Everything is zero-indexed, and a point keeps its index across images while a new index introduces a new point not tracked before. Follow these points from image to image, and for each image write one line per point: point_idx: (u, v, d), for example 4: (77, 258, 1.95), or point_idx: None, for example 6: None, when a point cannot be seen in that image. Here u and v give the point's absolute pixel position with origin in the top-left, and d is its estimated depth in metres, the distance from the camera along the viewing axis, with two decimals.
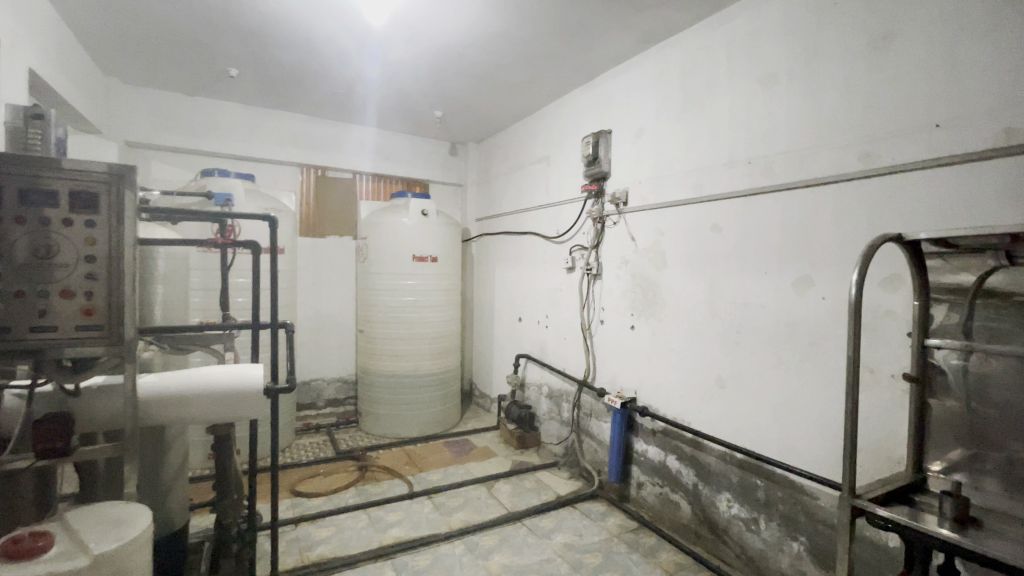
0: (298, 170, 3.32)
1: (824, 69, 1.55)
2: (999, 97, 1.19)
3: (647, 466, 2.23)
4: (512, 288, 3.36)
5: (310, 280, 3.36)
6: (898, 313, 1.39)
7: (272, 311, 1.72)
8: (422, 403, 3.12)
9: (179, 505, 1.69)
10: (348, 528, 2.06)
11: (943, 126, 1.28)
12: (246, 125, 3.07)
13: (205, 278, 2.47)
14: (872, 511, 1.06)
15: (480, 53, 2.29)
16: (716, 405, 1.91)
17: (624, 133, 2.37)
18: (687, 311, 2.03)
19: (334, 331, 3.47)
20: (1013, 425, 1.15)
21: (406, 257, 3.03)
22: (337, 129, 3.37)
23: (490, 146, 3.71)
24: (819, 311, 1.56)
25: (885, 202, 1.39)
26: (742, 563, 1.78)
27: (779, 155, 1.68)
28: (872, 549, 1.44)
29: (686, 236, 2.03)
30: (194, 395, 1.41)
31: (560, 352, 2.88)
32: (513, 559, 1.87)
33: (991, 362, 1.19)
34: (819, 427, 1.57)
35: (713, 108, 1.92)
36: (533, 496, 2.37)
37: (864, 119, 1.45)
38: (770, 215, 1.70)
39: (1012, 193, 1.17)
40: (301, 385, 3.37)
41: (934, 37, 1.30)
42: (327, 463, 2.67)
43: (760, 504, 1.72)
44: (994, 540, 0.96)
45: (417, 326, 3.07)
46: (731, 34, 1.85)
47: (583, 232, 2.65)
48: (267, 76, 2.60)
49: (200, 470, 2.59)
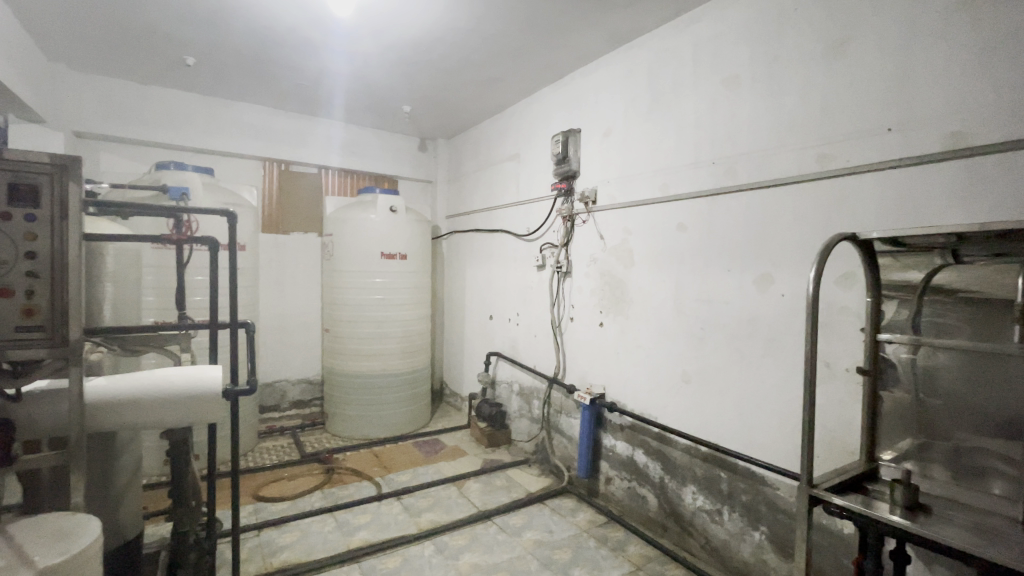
0: (261, 164, 3.21)
1: (786, 72, 1.59)
2: (947, 103, 1.25)
3: (615, 461, 2.26)
4: (482, 286, 3.35)
5: (273, 278, 3.25)
6: (852, 310, 1.45)
7: (231, 310, 1.65)
8: (391, 403, 3.07)
9: (130, 514, 1.61)
10: (314, 533, 2.00)
11: (894, 130, 1.34)
12: (204, 116, 2.94)
13: (160, 275, 2.36)
14: (828, 500, 1.11)
15: (449, 48, 2.26)
16: (681, 400, 1.95)
17: (593, 132, 2.39)
18: (655, 308, 2.07)
19: (298, 331, 3.37)
20: (959, 415, 1.22)
21: (374, 255, 2.97)
22: (301, 122, 3.27)
23: (460, 142, 3.67)
24: (779, 308, 1.61)
25: (841, 203, 1.45)
26: (707, 554, 1.83)
27: (742, 156, 1.72)
28: (828, 537, 1.50)
29: (653, 235, 2.06)
30: (148, 398, 1.35)
31: (530, 350, 2.88)
32: (483, 558, 1.86)
33: (938, 356, 1.27)
34: (778, 421, 1.62)
35: (679, 109, 1.95)
36: (504, 494, 2.37)
37: (822, 121, 1.50)
38: (733, 214, 1.75)
39: (959, 195, 1.23)
40: (264, 387, 3.26)
41: (887, 44, 1.36)
42: (292, 467, 2.60)
43: (723, 495, 1.77)
44: (941, 525, 1.01)
45: (385, 325, 3.02)
46: (696, 37, 1.88)
47: (553, 231, 2.66)
48: (226, 65, 2.49)
49: (155, 476, 2.47)
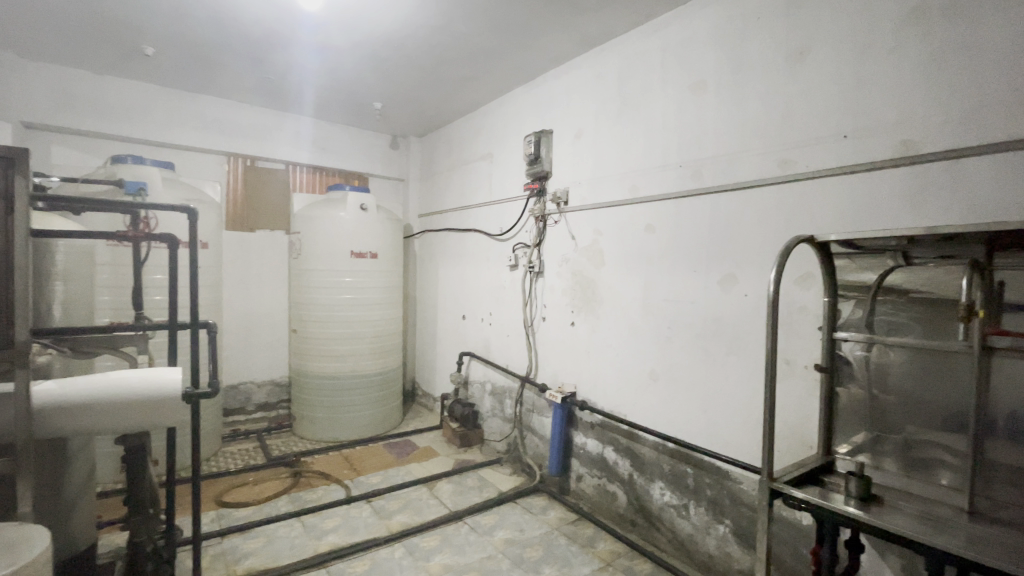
0: (225, 159, 3.10)
1: (749, 79, 1.64)
2: (898, 111, 1.31)
3: (586, 458, 2.28)
4: (455, 286, 3.33)
5: (237, 277, 3.16)
6: (810, 309, 1.50)
7: (191, 310, 1.59)
8: (361, 404, 3.02)
9: (83, 524, 1.54)
10: (280, 538, 1.95)
11: (850, 136, 1.40)
12: (165, 109, 2.83)
13: (115, 274, 2.25)
14: (788, 493, 1.15)
15: (420, 46, 2.24)
16: (650, 397, 1.99)
17: (565, 134, 2.41)
18: (624, 308, 2.10)
19: (264, 331, 3.28)
20: (910, 410, 1.29)
21: (343, 254, 2.92)
22: (268, 117, 3.19)
23: (432, 141, 3.64)
24: (742, 307, 1.66)
25: (800, 206, 1.51)
26: (674, 548, 1.87)
27: (707, 159, 1.77)
28: (788, 528, 1.55)
29: (622, 236, 2.10)
30: (101, 402, 1.29)
31: (503, 350, 2.89)
32: (454, 559, 1.85)
33: (889, 354, 1.33)
34: (741, 416, 1.67)
35: (648, 112, 1.98)
36: (475, 494, 2.36)
37: (783, 127, 1.56)
38: (700, 215, 1.79)
39: (909, 199, 1.29)
40: (228, 389, 3.16)
41: (844, 54, 1.41)
42: (257, 471, 2.53)
43: (689, 490, 1.81)
44: (892, 515, 1.07)
45: (355, 325, 2.96)
46: (664, 42, 1.92)
47: (526, 231, 2.67)
48: (188, 57, 2.41)
49: (111, 484, 2.37)
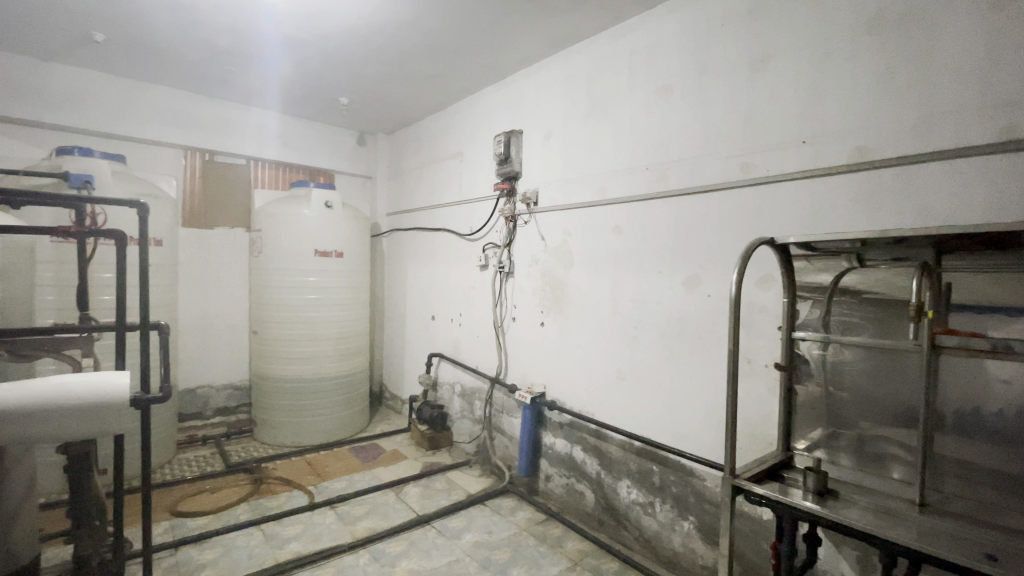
0: (180, 152, 2.96)
1: (713, 85, 1.68)
2: (854, 119, 1.36)
3: (555, 458, 2.28)
4: (424, 286, 3.29)
5: (195, 276, 3.02)
6: (770, 309, 1.54)
7: (142, 310, 1.51)
8: (325, 408, 2.95)
9: (21, 539, 1.44)
10: (239, 548, 1.88)
11: (808, 142, 1.45)
12: (117, 100, 2.69)
13: (59, 272, 2.12)
14: (749, 489, 1.18)
15: (387, 41, 2.20)
16: (617, 396, 2.01)
17: (534, 135, 2.41)
18: (593, 308, 2.11)
19: (223, 333, 3.15)
20: (863, 406, 1.35)
21: (307, 253, 2.84)
22: (229, 110, 3.07)
23: (401, 139, 3.59)
24: (705, 308, 1.69)
25: (761, 209, 1.55)
26: (640, 545, 1.89)
27: (673, 163, 1.80)
28: (749, 523, 1.59)
29: (590, 237, 2.11)
30: (40, 409, 1.20)
31: (472, 351, 2.87)
32: (421, 564, 1.82)
33: (844, 352, 1.39)
34: (705, 415, 1.70)
35: (615, 115, 2.00)
36: (443, 497, 2.33)
37: (745, 132, 1.60)
38: (665, 217, 1.82)
39: (862, 204, 1.35)
40: (184, 393, 3.03)
41: (803, 61, 1.46)
42: (215, 479, 2.43)
43: (655, 488, 1.84)
44: (846, 508, 1.11)
45: (319, 326, 2.89)
46: (631, 45, 1.94)
47: (496, 231, 2.65)
48: (142, 44, 2.29)
49: (56, 495, 2.23)
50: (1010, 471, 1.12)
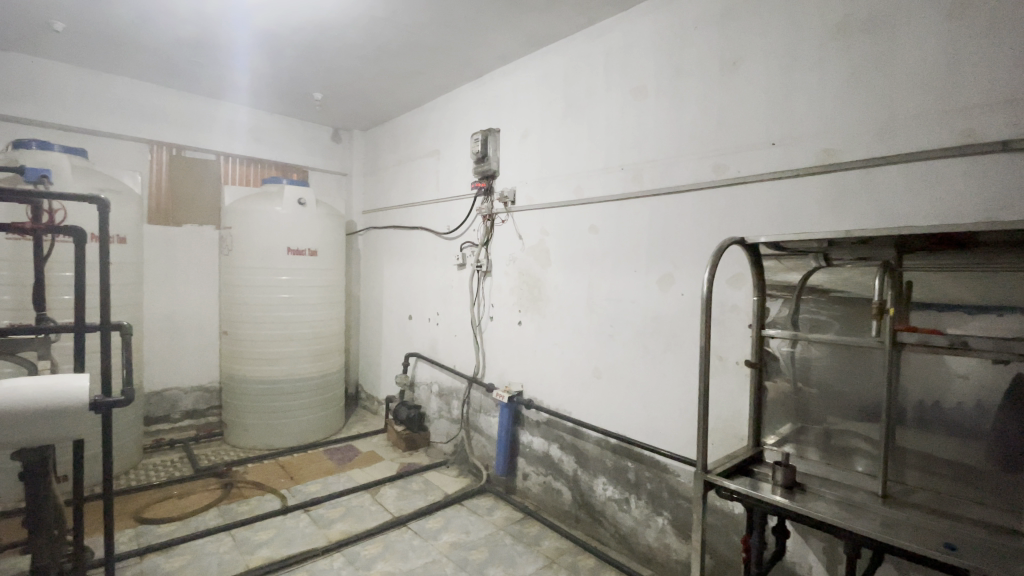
0: (145, 148, 2.85)
1: (686, 86, 1.70)
2: (821, 122, 1.40)
3: (532, 456, 2.29)
4: (401, 284, 3.25)
5: (162, 275, 2.93)
6: (741, 307, 1.57)
7: (104, 309, 1.45)
8: (299, 409, 2.89)
9: None
10: (207, 554, 1.83)
11: (777, 144, 1.48)
12: (79, 92, 2.59)
13: (14, 271, 2.03)
14: (720, 484, 1.20)
15: (362, 36, 2.17)
16: (593, 394, 2.02)
17: (511, 134, 2.41)
18: (569, 307, 2.12)
19: (192, 333, 3.06)
20: (829, 401, 1.39)
21: (280, 251, 2.77)
22: (198, 104, 2.99)
23: (377, 136, 3.54)
24: (678, 306, 1.72)
25: (732, 208, 1.58)
26: (616, 541, 1.91)
27: (647, 163, 1.82)
28: (720, 517, 1.62)
29: (567, 235, 2.12)
30: None
31: (450, 350, 2.85)
32: (396, 566, 1.80)
33: (812, 349, 1.42)
34: (678, 412, 1.73)
35: (591, 115, 2.02)
36: (420, 497, 2.32)
37: (718, 133, 1.62)
38: (640, 217, 1.83)
39: (828, 204, 1.38)
40: (151, 396, 2.93)
41: (772, 65, 1.49)
42: (183, 484, 2.36)
43: (630, 484, 1.86)
44: (812, 501, 1.14)
45: (292, 326, 2.83)
46: (608, 46, 1.95)
47: (473, 229, 2.64)
48: (106, 35, 2.21)
49: (12, 504, 2.14)
50: (965, 462, 1.17)
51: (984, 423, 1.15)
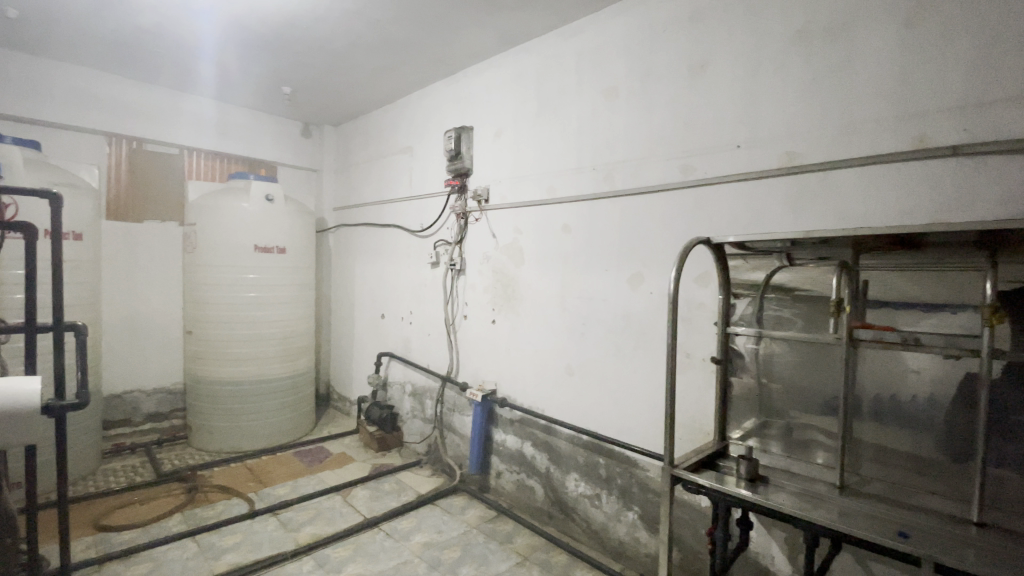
0: (104, 141, 2.75)
1: (656, 87, 1.73)
2: (784, 125, 1.44)
3: (506, 455, 2.29)
4: (374, 283, 3.21)
5: (122, 273, 2.82)
6: (707, 305, 1.61)
7: (57, 308, 1.39)
8: (268, 412, 2.83)
9: None
10: (170, 561, 1.77)
11: (742, 146, 1.52)
12: (30, 80, 2.46)
13: None
14: (686, 478, 1.23)
15: (332, 30, 2.13)
16: (565, 391, 2.04)
17: (485, 132, 2.40)
18: (542, 306, 2.13)
19: (154, 333, 2.96)
20: (792, 396, 1.43)
21: (247, 249, 2.70)
22: (160, 96, 2.88)
23: (349, 131, 3.48)
24: (648, 304, 1.75)
25: (700, 209, 1.61)
26: (588, 537, 1.93)
27: (618, 163, 1.84)
28: (688, 511, 1.66)
29: (540, 234, 2.13)
30: None
31: (423, 349, 2.83)
32: (367, 568, 1.78)
33: (775, 346, 1.47)
34: (648, 408, 1.76)
35: (564, 115, 2.03)
36: (393, 498, 2.30)
37: (686, 134, 1.65)
38: (611, 216, 1.86)
39: (790, 206, 1.43)
40: (110, 399, 2.82)
41: (737, 68, 1.53)
42: (145, 489, 2.28)
43: (602, 480, 1.88)
44: (774, 493, 1.18)
45: (260, 326, 2.76)
46: (580, 46, 1.97)
47: (447, 227, 2.63)
48: (60, 23, 2.12)
49: None
50: (916, 452, 1.23)
51: (936, 415, 1.20)
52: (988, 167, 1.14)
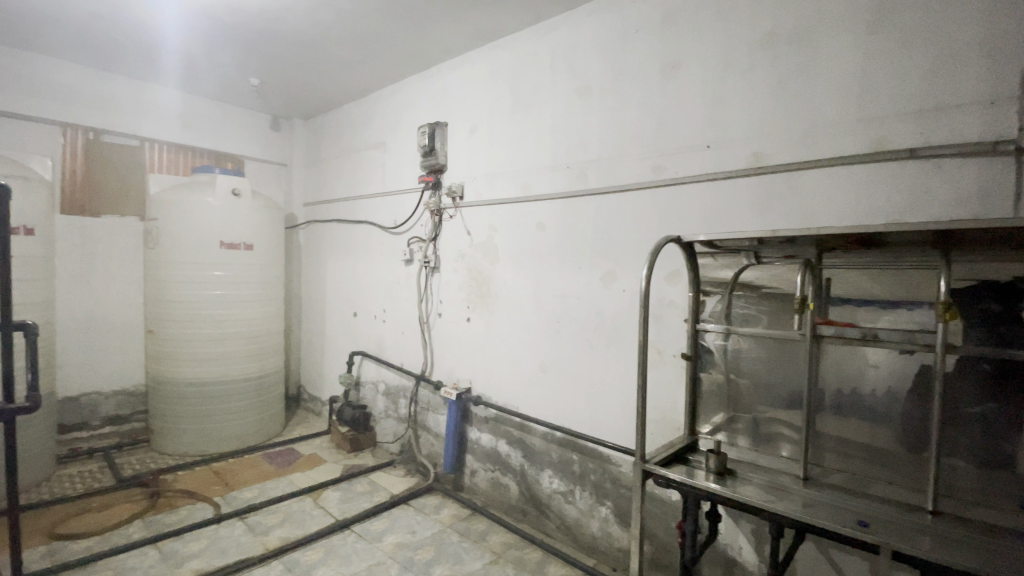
0: (58, 130, 2.60)
1: (629, 87, 1.75)
2: (752, 126, 1.47)
3: (480, 453, 2.29)
4: (346, 280, 3.15)
5: (78, 270, 2.69)
6: (678, 303, 1.63)
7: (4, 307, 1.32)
8: (234, 413, 2.75)
9: None
10: (130, 569, 1.70)
11: (712, 147, 1.55)
12: None
13: None
14: (657, 473, 1.25)
15: (302, 21, 2.08)
16: (539, 388, 2.05)
17: (459, 128, 2.38)
18: (517, 303, 2.13)
19: (113, 333, 2.83)
20: (759, 391, 1.47)
21: (211, 246, 2.61)
22: (118, 85, 2.76)
23: (320, 125, 3.40)
24: (620, 301, 1.77)
25: (672, 207, 1.64)
26: (561, 533, 1.95)
27: (591, 162, 1.85)
28: (659, 505, 1.69)
29: (514, 231, 2.13)
30: None
31: (397, 347, 2.79)
32: (339, 570, 1.75)
33: (742, 342, 1.51)
34: (620, 404, 1.78)
35: (538, 112, 2.03)
36: (365, 499, 2.26)
37: (658, 134, 1.68)
38: (585, 214, 1.87)
39: (757, 205, 1.46)
40: (65, 402, 2.70)
41: (708, 69, 1.56)
42: (104, 496, 2.19)
43: (575, 476, 1.90)
44: (741, 485, 1.21)
45: (225, 325, 2.67)
46: (554, 44, 1.97)
47: (420, 224, 2.60)
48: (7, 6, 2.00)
49: None
50: (875, 444, 1.27)
51: (894, 407, 1.25)
52: (943, 169, 1.19)
